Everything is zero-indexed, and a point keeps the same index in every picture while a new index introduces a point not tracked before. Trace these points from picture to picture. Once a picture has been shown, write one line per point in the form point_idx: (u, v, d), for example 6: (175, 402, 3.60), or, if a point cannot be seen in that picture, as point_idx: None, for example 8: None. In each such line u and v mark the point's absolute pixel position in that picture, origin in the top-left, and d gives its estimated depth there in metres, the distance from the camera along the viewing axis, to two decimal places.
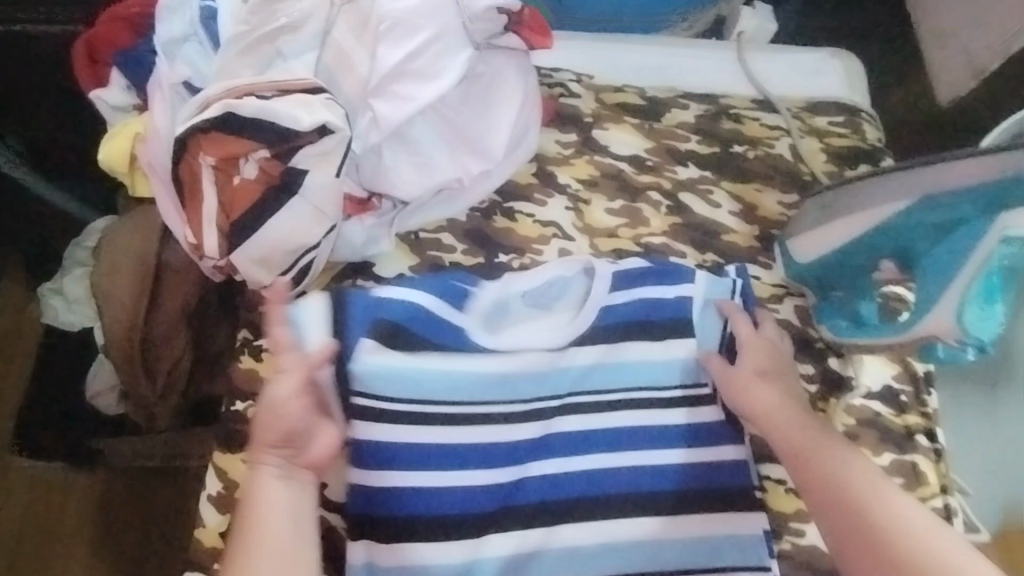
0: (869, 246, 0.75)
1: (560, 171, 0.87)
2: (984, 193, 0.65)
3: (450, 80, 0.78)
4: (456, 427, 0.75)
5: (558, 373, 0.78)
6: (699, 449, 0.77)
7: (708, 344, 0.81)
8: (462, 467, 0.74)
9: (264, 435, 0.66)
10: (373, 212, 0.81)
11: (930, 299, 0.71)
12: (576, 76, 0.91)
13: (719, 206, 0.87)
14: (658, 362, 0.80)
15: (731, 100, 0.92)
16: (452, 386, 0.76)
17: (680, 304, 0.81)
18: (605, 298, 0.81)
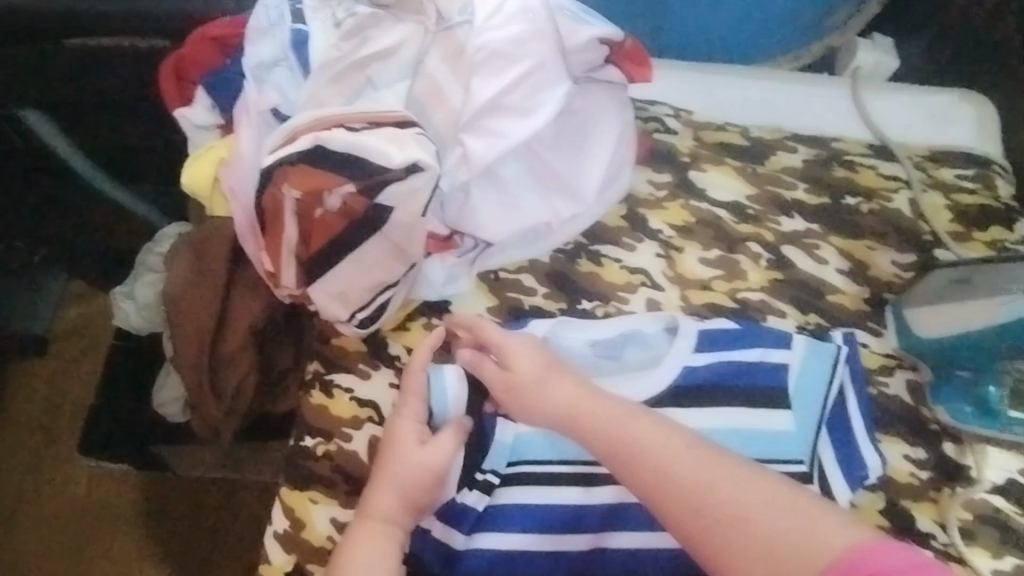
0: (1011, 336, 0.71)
1: (652, 215, 0.81)
2: None
3: (546, 118, 0.73)
4: (544, 490, 0.72)
5: None
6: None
7: (807, 416, 0.74)
8: (546, 531, 0.71)
9: (384, 496, 0.68)
10: (454, 250, 0.78)
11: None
12: (675, 111, 0.85)
13: (826, 263, 0.80)
14: (751, 431, 0.73)
15: (844, 144, 0.84)
16: (542, 449, 0.73)
17: (778, 371, 0.75)
18: (689, 357, 0.75)
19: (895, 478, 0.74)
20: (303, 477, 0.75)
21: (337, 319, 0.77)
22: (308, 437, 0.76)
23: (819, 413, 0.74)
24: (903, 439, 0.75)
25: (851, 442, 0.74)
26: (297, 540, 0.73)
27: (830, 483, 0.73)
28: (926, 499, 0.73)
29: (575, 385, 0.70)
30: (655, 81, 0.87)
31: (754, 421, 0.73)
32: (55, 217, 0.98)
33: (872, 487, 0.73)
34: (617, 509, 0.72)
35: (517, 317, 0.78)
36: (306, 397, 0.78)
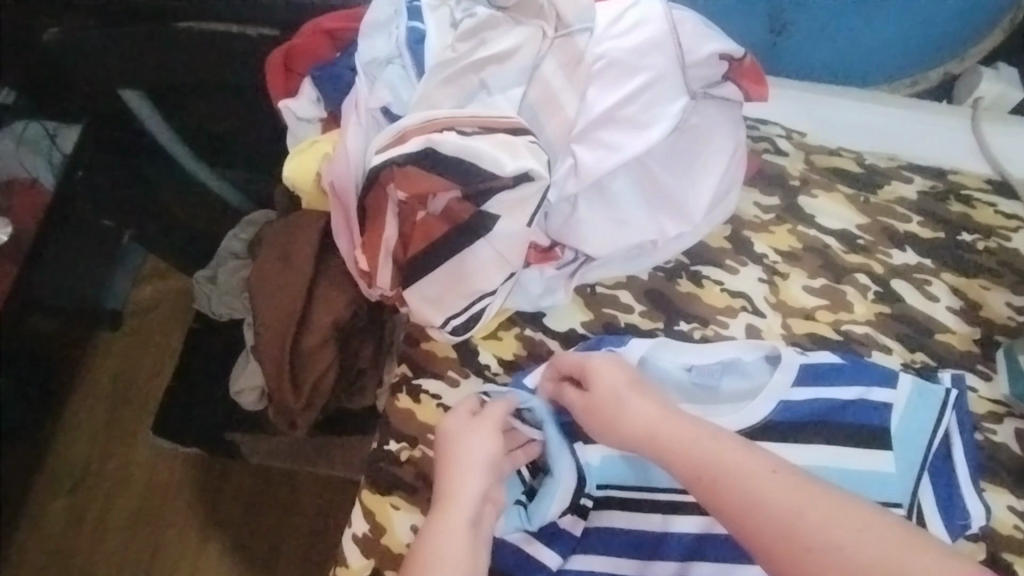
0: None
1: (757, 238, 0.79)
2: None
3: (662, 133, 0.71)
4: (636, 514, 0.71)
5: None
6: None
7: (912, 459, 0.71)
8: (634, 555, 0.70)
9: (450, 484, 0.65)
10: (553, 262, 0.76)
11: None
12: (786, 132, 0.84)
13: (937, 300, 0.77)
14: (853, 470, 0.70)
15: (962, 177, 0.81)
16: (633, 471, 0.72)
17: (879, 411, 0.72)
18: (787, 391, 0.73)
19: (998, 529, 0.70)
20: (387, 482, 0.73)
21: (431, 324, 0.75)
22: (392, 441, 0.75)
23: (922, 458, 0.71)
24: (1006, 489, 0.71)
25: (954, 489, 0.70)
26: (377, 546, 0.72)
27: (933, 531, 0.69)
28: None
29: (657, 408, 0.66)
30: (771, 99, 0.85)
31: (855, 460, 0.71)
32: (141, 196, 0.98)
33: (973, 537, 0.69)
34: (708, 539, 0.69)
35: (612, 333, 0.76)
36: (393, 400, 0.77)
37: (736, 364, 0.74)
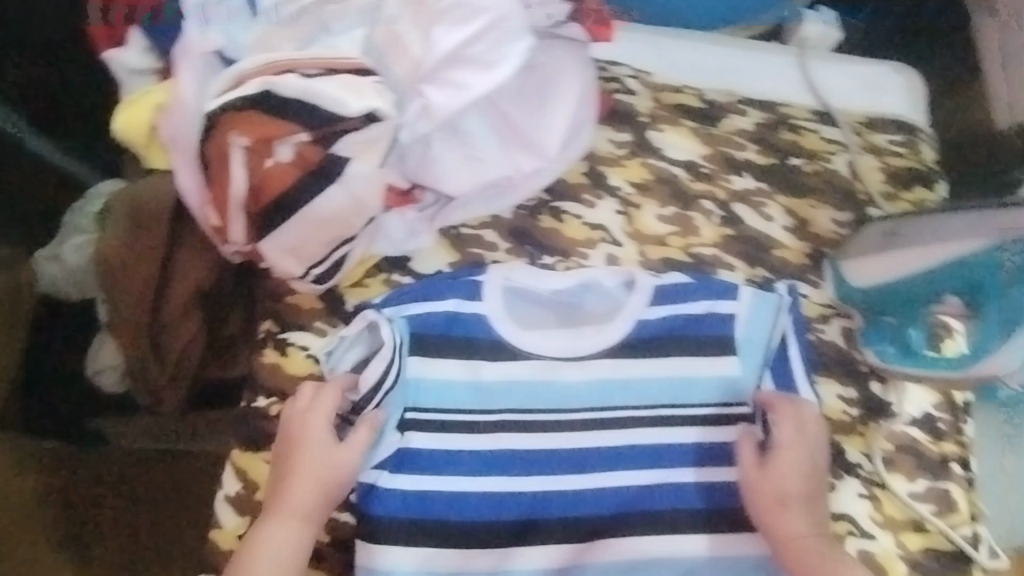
0: (932, 283, 0.72)
1: (612, 172, 0.83)
2: None
3: (509, 71, 0.71)
4: (500, 436, 0.74)
5: (599, 386, 0.77)
6: (723, 468, 0.75)
7: (753, 361, 0.78)
8: (499, 472, 0.73)
9: (300, 494, 0.69)
10: (414, 204, 0.75)
11: (1006, 331, 0.68)
12: (635, 72, 0.86)
13: (772, 220, 0.83)
14: (705, 379, 0.77)
15: (791, 109, 0.87)
16: (498, 396, 0.75)
17: (724, 321, 0.78)
18: (645, 310, 0.77)
19: (829, 415, 0.79)
20: (257, 438, 0.74)
21: (291, 275, 0.74)
22: (261, 397, 0.75)
23: (761, 357, 0.78)
24: (834, 379, 0.80)
25: (791, 383, 0.77)
26: (249, 502, 0.72)
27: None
28: (855, 433, 0.78)
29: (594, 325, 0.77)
30: (617, 41, 0.87)
31: (703, 367, 0.77)
32: None
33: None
34: (572, 454, 0.75)
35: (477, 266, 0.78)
36: (258, 355, 0.76)
37: (599, 290, 0.78)
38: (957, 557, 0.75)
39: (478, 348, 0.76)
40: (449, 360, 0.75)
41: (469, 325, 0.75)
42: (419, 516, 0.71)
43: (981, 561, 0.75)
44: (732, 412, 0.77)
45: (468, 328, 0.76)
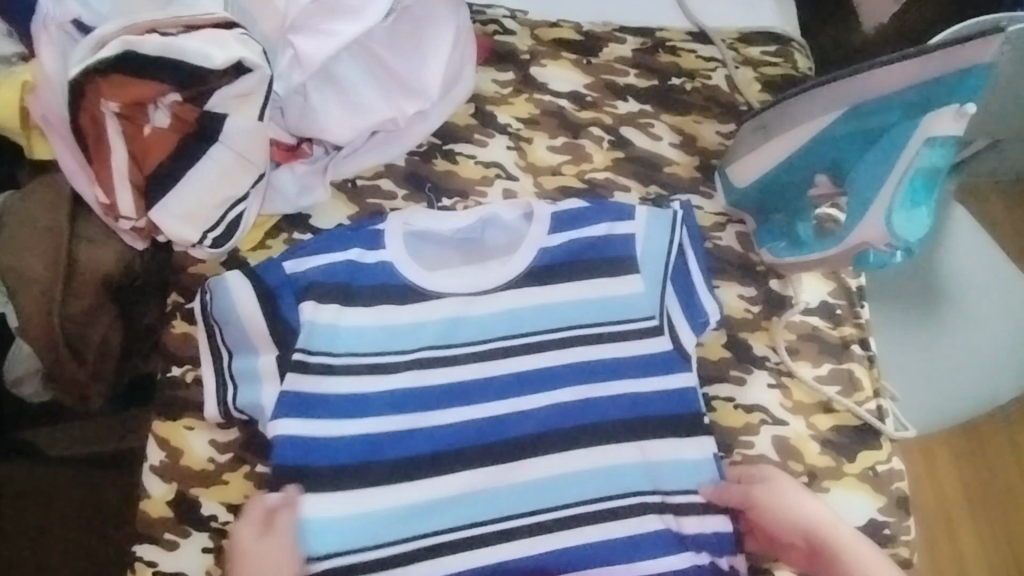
0: (798, 167, 0.75)
1: (499, 111, 0.85)
2: (908, 98, 0.66)
3: (376, 15, 0.71)
4: (417, 375, 0.74)
5: (512, 317, 0.77)
6: (640, 380, 0.76)
7: (653, 271, 0.79)
8: (421, 410, 0.73)
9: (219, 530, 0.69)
10: (303, 159, 0.77)
11: (865, 200, 0.69)
12: (510, 12, 0.89)
13: (660, 138, 0.87)
14: (615, 297, 0.79)
15: (667, 33, 0.92)
16: (411, 339, 0.75)
17: (624, 242, 0.80)
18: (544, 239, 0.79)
19: (732, 315, 0.82)
20: (175, 406, 0.72)
21: (186, 243, 0.72)
22: (175, 367, 0.74)
23: (662, 269, 0.80)
24: (735, 282, 0.83)
25: (693, 291, 0.79)
26: (176, 469, 0.71)
27: (679, 333, 0.78)
28: (759, 328, 0.81)
29: (499, 260, 0.78)
30: None
31: (607, 287, 0.79)
32: None
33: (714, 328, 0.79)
34: (495, 385, 0.75)
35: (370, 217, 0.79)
36: (168, 328, 0.75)
37: (497, 221, 0.79)
38: (866, 431, 0.79)
39: (383, 295, 0.75)
40: (350, 309, 0.74)
41: (369, 271, 0.75)
42: (332, 461, 0.70)
43: (889, 432, 0.78)
44: (637, 327, 0.78)
45: (373, 275, 0.75)
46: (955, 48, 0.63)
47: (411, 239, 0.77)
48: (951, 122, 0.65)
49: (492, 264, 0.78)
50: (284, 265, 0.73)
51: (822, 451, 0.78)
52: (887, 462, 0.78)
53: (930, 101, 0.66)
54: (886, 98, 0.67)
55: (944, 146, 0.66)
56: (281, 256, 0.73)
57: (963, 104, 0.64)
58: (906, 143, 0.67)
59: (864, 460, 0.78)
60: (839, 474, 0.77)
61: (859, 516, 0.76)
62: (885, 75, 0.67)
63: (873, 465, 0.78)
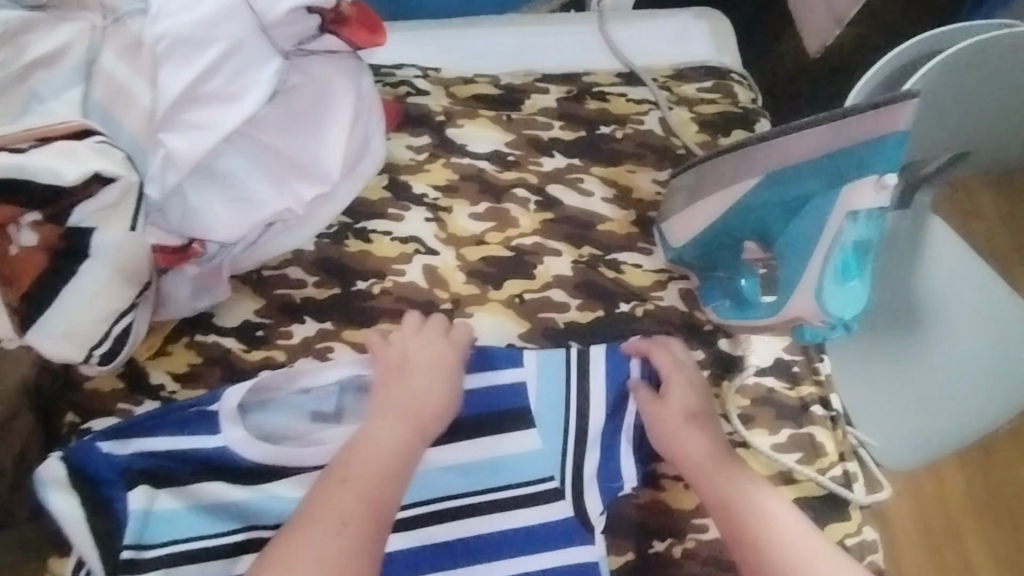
0: (728, 228, 0.69)
1: (414, 179, 0.79)
2: (822, 167, 0.61)
3: (258, 100, 0.66)
4: None
5: (425, 474, 0.68)
6: (539, 554, 0.67)
7: (551, 417, 0.71)
8: None
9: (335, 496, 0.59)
10: (194, 259, 0.70)
11: (794, 276, 0.65)
12: (423, 72, 0.84)
13: (591, 194, 0.81)
14: (513, 454, 0.70)
15: (594, 77, 0.86)
16: None
17: (516, 390, 0.71)
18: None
19: None
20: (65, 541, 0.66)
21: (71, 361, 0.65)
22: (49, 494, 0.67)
23: (560, 424, 0.71)
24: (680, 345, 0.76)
25: (615, 454, 0.70)
26: None
27: (588, 495, 0.69)
28: (711, 397, 0.75)
29: (392, 426, 0.65)
30: (400, 45, 0.85)
31: (503, 445, 0.70)
32: None
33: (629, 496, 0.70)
34: (413, 551, 0.67)
35: (232, 379, 0.71)
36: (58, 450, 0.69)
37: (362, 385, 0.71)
38: (833, 500, 0.72)
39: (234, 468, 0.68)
40: (207, 484, 0.67)
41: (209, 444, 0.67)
42: None
43: (860, 500, 0.72)
44: (534, 488, 0.69)
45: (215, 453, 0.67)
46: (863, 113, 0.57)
47: (260, 405, 0.70)
48: (872, 192, 0.60)
49: (393, 431, 0.65)
50: (132, 443, 0.67)
51: None
52: (857, 535, 0.71)
53: (845, 171, 0.60)
54: (802, 163, 0.62)
55: (870, 218, 0.61)
56: (97, 433, 0.66)
57: (881, 175, 0.58)
58: (826, 215, 0.62)
59: (833, 534, 0.71)
60: None
61: None
62: (797, 141, 0.61)
63: (842, 539, 0.71)
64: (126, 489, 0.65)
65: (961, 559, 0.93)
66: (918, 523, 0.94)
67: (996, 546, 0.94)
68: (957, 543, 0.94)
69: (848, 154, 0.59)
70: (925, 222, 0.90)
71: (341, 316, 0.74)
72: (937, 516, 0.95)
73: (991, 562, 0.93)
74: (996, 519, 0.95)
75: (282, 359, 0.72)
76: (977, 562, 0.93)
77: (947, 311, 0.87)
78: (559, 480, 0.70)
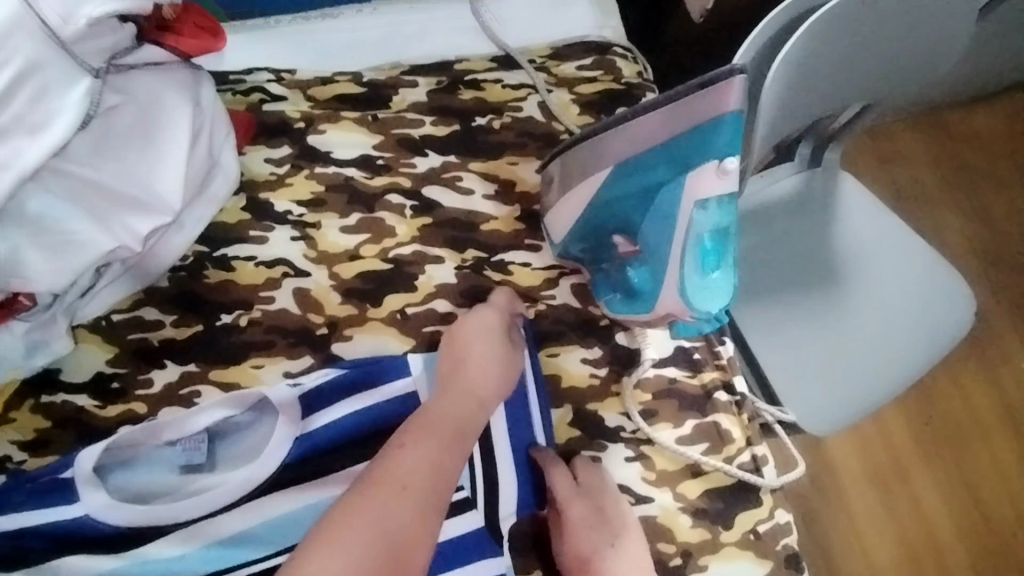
0: (596, 226, 0.66)
1: (275, 196, 0.73)
2: (668, 153, 0.58)
3: (69, 128, 0.57)
4: None
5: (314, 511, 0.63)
6: (448, 574, 0.61)
7: None
8: None
9: (419, 443, 0.56)
10: (20, 313, 0.62)
11: (659, 271, 0.63)
12: (275, 74, 0.77)
13: (471, 192, 0.76)
14: None
15: (467, 63, 0.80)
16: (180, 567, 0.61)
17: (403, 404, 0.67)
18: (301, 426, 0.65)
19: (574, 385, 0.72)
20: None
21: None
22: None
23: None
24: (576, 345, 0.73)
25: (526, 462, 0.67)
26: None
27: (501, 502, 0.66)
28: (611, 395, 0.72)
29: (470, 379, 0.64)
30: (250, 51, 0.79)
31: None
32: None
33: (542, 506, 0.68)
34: None
35: (88, 440, 0.65)
36: None
37: (234, 425, 0.66)
38: (743, 488, 0.70)
39: (95, 537, 0.61)
40: (66, 557, 0.61)
41: (64, 512, 0.61)
42: None
43: (769, 485, 0.70)
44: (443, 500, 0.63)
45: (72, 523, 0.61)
46: (696, 96, 0.54)
47: (118, 466, 0.64)
48: (716, 179, 0.57)
49: (484, 380, 0.65)
50: None
51: (694, 525, 0.69)
52: (768, 520, 0.70)
53: (690, 156, 0.57)
54: (654, 150, 0.58)
55: (721, 206, 0.58)
56: None
57: (721, 160, 0.56)
58: (677, 205, 0.59)
59: (744, 523, 0.69)
60: (716, 547, 0.68)
61: None
62: (646, 124, 0.58)
63: (754, 527, 0.69)
64: None
65: (909, 497, 0.92)
66: (864, 464, 0.93)
67: (936, 479, 0.93)
68: (900, 479, 0.92)
69: (692, 136, 0.56)
70: (832, 180, 0.88)
71: (207, 357, 0.68)
72: (880, 459, 0.93)
73: (936, 496, 0.92)
74: (938, 455, 0.94)
75: (144, 411, 0.66)
76: (920, 494, 0.92)
77: (860, 267, 0.87)
78: (471, 491, 0.64)
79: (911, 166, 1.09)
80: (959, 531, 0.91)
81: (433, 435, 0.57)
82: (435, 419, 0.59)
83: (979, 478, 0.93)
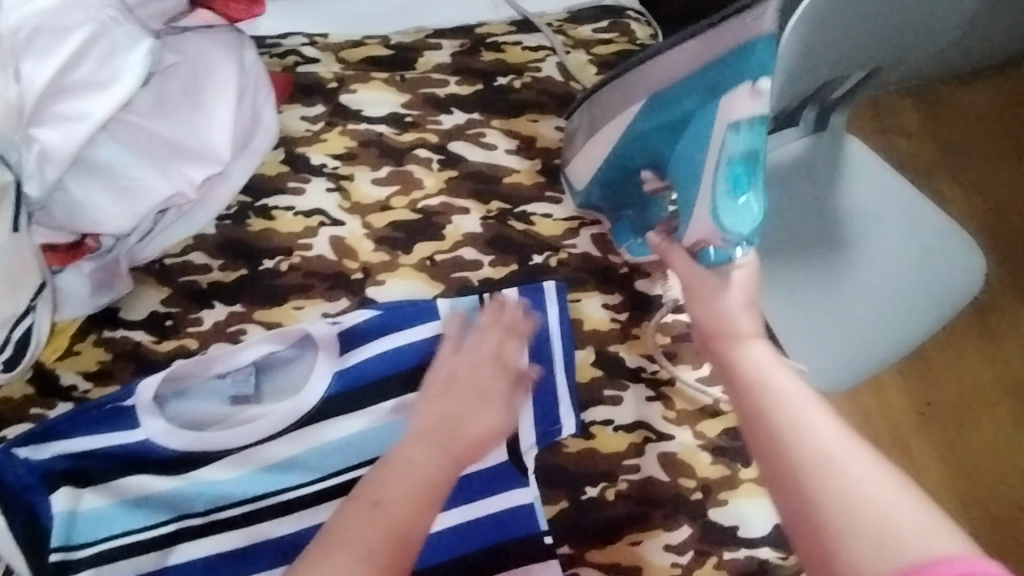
0: (622, 164, 0.71)
1: (312, 151, 0.78)
2: (700, 79, 0.62)
3: (133, 85, 0.63)
4: (256, 527, 0.66)
5: (357, 439, 0.69)
6: (478, 502, 0.67)
7: None
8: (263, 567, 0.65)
9: (389, 497, 0.55)
10: (89, 253, 0.70)
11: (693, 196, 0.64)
12: (309, 39, 0.83)
13: (495, 147, 0.80)
14: None
15: (488, 27, 0.85)
16: (235, 487, 0.67)
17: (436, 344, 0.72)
18: (337, 362, 0.71)
19: (597, 328, 0.76)
20: None
21: None
22: None
23: None
24: (597, 290, 0.77)
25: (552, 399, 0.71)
26: None
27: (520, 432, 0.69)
28: (631, 338, 0.76)
29: (454, 399, 0.63)
30: (285, 16, 0.84)
31: None
32: None
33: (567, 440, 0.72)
34: None
35: (145, 371, 0.70)
36: None
37: (278, 361, 0.71)
38: None
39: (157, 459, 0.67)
40: (131, 477, 0.67)
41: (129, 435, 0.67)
42: None
43: None
44: None
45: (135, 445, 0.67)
46: (734, 21, 0.58)
47: (173, 396, 0.69)
48: (750, 100, 0.58)
49: (474, 396, 0.64)
50: (51, 445, 0.66)
51: (715, 461, 0.73)
52: None
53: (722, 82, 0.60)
54: (685, 79, 0.63)
55: (754, 127, 0.59)
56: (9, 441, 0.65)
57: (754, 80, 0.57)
58: (710, 129, 0.62)
59: None
60: (736, 483, 0.72)
61: (766, 526, 0.71)
62: (678, 55, 0.63)
63: None
64: (47, 493, 0.65)
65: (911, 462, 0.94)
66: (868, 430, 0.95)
67: (940, 443, 0.95)
68: (902, 446, 0.95)
69: (727, 61, 0.59)
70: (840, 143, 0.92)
71: (253, 298, 0.73)
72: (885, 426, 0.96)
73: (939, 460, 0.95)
74: (940, 422, 0.96)
75: (196, 346, 0.72)
76: (923, 461, 0.94)
77: (862, 230, 0.90)
78: None
79: (917, 130, 1.12)
80: (961, 494, 0.93)
81: (403, 482, 0.56)
82: (410, 461, 0.58)
83: (987, 452, 0.96)
